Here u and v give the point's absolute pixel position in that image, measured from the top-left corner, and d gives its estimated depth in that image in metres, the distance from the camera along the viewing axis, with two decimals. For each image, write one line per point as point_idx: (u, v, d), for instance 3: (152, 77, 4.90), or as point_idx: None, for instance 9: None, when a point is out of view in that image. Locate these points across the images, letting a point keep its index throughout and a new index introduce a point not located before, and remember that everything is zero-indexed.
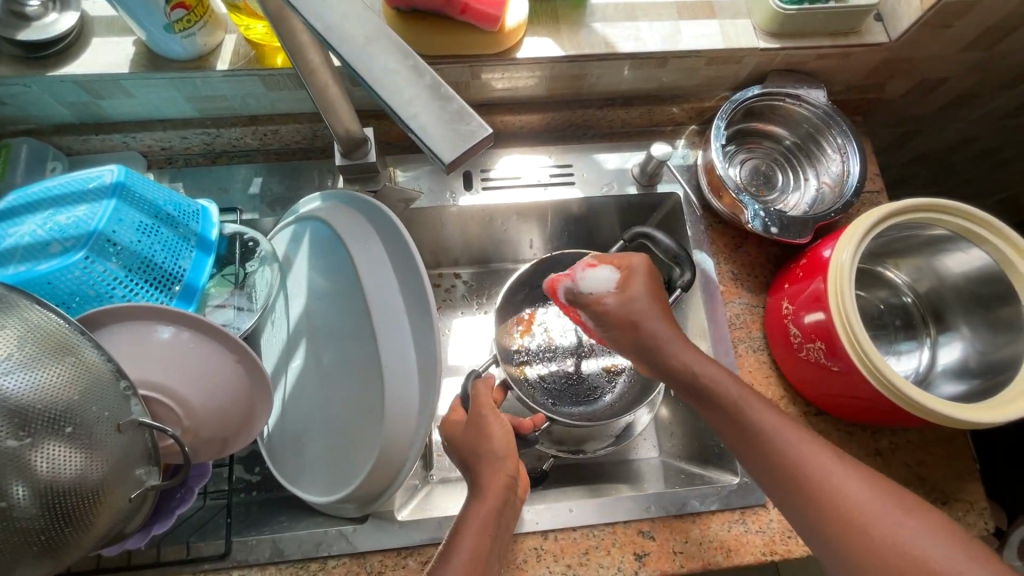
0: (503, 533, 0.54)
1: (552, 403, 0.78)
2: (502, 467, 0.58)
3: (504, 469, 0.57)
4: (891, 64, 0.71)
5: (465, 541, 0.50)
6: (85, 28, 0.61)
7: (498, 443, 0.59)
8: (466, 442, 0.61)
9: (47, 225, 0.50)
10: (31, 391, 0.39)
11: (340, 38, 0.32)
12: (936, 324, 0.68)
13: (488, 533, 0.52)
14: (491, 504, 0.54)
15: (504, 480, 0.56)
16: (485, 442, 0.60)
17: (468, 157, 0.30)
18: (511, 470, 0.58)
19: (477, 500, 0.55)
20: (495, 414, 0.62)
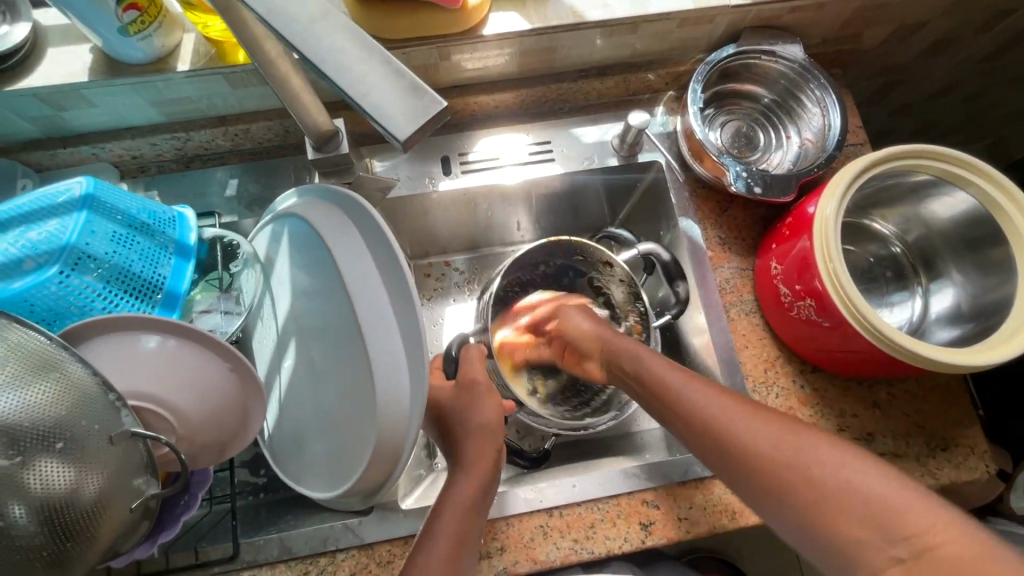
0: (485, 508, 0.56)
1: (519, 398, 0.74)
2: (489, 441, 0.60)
3: (490, 441, 0.60)
4: (866, 12, 0.69)
5: (446, 525, 0.51)
6: (40, 39, 0.59)
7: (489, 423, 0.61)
8: (447, 418, 0.62)
9: (18, 242, 0.50)
10: (18, 410, 0.39)
11: (286, 23, 0.31)
12: (926, 273, 0.67)
13: (471, 510, 0.53)
14: (477, 484, 0.55)
15: (493, 454, 0.59)
16: (474, 414, 0.61)
17: (427, 132, 0.29)
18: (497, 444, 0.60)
19: (468, 467, 0.57)
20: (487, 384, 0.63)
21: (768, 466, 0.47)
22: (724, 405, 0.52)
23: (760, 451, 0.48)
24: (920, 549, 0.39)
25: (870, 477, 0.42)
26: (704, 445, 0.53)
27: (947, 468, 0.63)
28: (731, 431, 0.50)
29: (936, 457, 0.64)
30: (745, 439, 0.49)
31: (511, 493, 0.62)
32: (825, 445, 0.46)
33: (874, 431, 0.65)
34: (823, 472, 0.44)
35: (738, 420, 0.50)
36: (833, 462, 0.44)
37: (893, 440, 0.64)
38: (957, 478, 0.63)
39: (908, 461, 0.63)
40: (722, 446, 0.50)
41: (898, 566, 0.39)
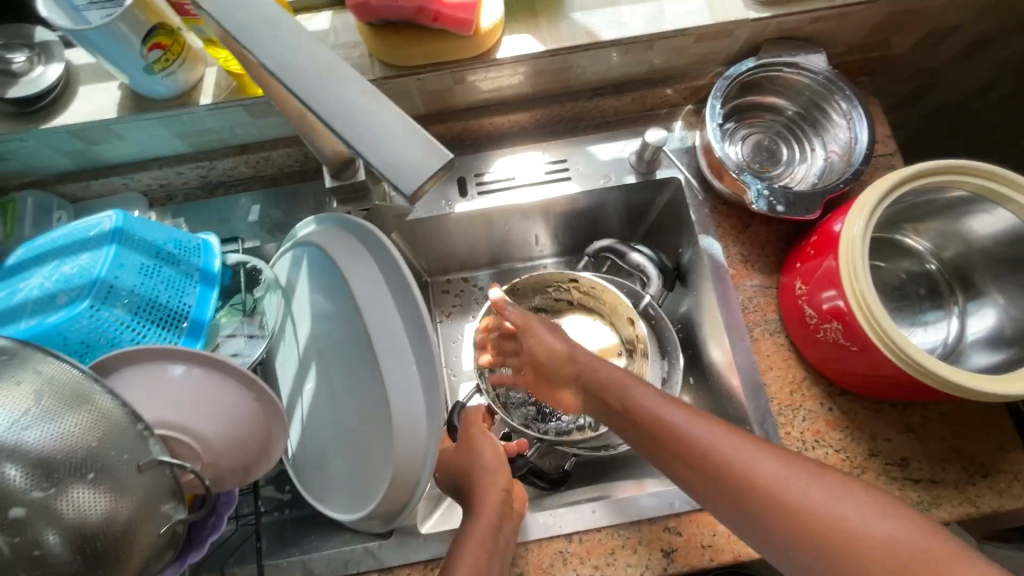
0: (503, 548, 0.56)
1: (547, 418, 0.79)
2: (495, 482, 0.60)
3: (496, 483, 0.60)
4: (893, 19, 0.67)
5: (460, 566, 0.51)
6: (72, 78, 0.62)
7: (485, 463, 0.62)
8: (453, 462, 0.64)
9: (53, 277, 0.52)
10: (53, 442, 0.40)
11: (297, 77, 0.31)
12: (963, 291, 0.64)
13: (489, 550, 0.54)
14: (491, 524, 0.56)
15: (500, 496, 0.58)
16: (476, 459, 0.63)
17: (433, 184, 0.29)
18: (502, 484, 0.60)
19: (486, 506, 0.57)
20: (484, 432, 0.66)
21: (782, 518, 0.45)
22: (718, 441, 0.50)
23: (773, 499, 0.46)
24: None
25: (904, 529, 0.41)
26: (707, 485, 0.50)
27: (989, 496, 0.60)
28: (747, 475, 0.47)
29: (977, 483, 0.61)
30: (767, 487, 0.46)
31: (530, 518, 0.62)
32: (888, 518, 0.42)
33: (907, 456, 0.62)
34: (825, 521, 0.43)
35: (740, 452, 0.49)
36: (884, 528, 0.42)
37: (929, 465, 0.62)
38: (1001, 507, 0.60)
39: (947, 489, 0.60)
40: (718, 489, 0.49)
41: None
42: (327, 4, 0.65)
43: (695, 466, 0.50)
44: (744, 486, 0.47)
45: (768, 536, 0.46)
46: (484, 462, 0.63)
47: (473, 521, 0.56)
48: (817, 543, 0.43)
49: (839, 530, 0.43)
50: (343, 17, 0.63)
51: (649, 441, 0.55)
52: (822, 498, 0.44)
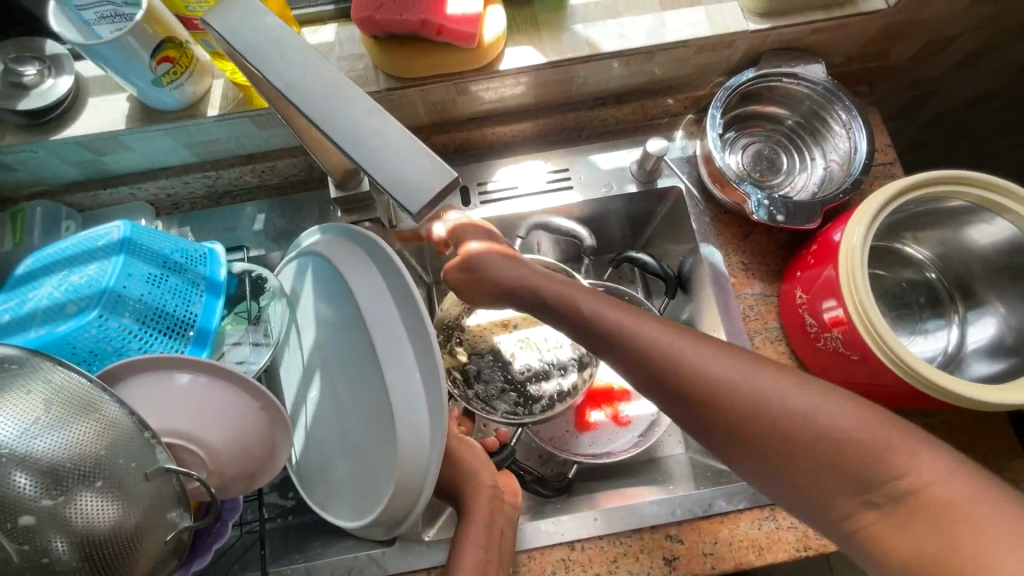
0: (501, 542, 0.58)
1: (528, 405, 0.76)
2: (481, 478, 0.62)
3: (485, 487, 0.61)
4: (892, 30, 0.68)
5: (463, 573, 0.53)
6: (82, 90, 0.63)
7: (469, 459, 0.64)
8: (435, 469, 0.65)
9: (62, 286, 0.53)
10: (61, 450, 0.41)
11: (304, 96, 0.32)
12: (963, 300, 0.65)
13: (486, 547, 0.56)
14: (484, 521, 0.58)
15: (488, 492, 0.61)
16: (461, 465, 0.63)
17: (439, 200, 0.30)
18: (490, 483, 0.62)
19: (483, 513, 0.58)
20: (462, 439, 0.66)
21: (752, 422, 0.45)
22: (689, 350, 0.48)
23: (731, 395, 0.45)
24: (906, 492, 0.40)
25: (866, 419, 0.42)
26: (673, 394, 0.48)
27: None
28: (701, 371, 0.46)
29: None
30: (723, 381, 0.46)
31: (533, 525, 0.62)
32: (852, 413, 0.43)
33: None
34: (791, 421, 0.43)
35: (697, 349, 0.48)
36: (847, 424, 0.42)
37: None
38: None
39: None
40: (686, 400, 0.47)
41: (875, 509, 0.41)
42: (332, 17, 0.65)
43: (646, 361, 0.49)
44: (700, 383, 0.46)
45: (722, 428, 0.46)
46: (466, 456, 0.65)
47: (467, 520, 0.58)
48: (783, 442, 0.44)
49: (806, 429, 0.43)
50: (348, 29, 0.64)
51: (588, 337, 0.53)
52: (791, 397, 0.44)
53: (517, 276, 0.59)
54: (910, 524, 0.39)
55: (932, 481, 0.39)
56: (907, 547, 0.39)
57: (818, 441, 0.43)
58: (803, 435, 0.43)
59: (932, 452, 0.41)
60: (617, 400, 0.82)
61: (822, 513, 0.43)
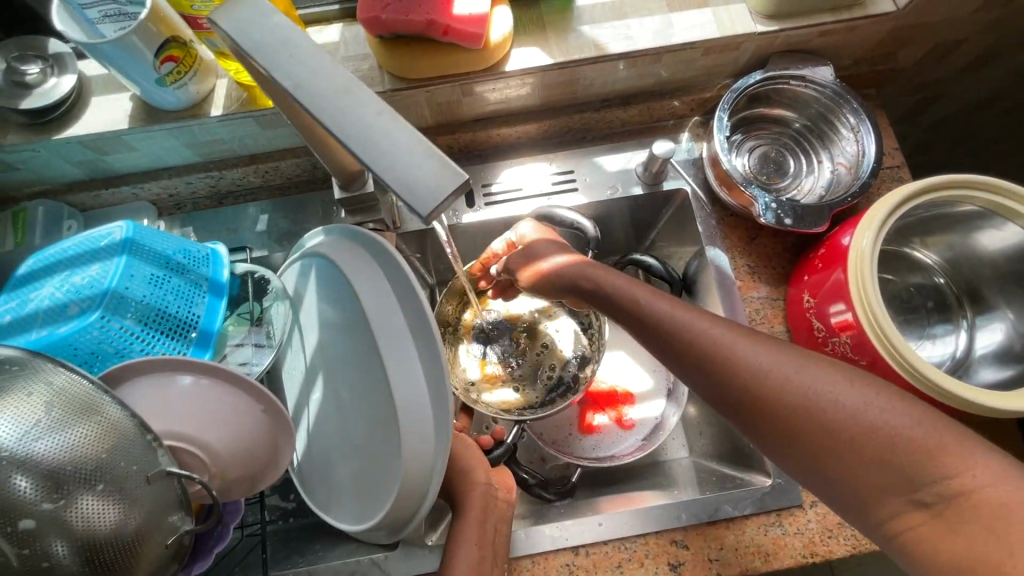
0: (494, 538, 0.58)
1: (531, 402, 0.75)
2: (473, 475, 0.62)
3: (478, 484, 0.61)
4: (900, 33, 0.67)
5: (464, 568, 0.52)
6: (84, 89, 0.62)
7: (462, 456, 0.63)
8: None
9: (63, 287, 0.53)
10: (62, 453, 0.40)
11: (313, 96, 0.32)
12: (972, 305, 0.64)
13: (480, 544, 0.56)
14: (477, 517, 0.57)
15: (481, 488, 0.60)
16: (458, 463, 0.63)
17: (450, 203, 0.29)
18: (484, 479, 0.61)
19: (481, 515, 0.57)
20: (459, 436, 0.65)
21: (788, 411, 0.43)
22: (727, 336, 0.49)
23: (757, 381, 0.46)
24: (953, 494, 0.37)
25: (917, 418, 0.40)
26: (710, 379, 0.48)
27: None
28: (729, 354, 0.48)
29: None
30: (747, 366, 0.46)
31: (537, 530, 0.62)
32: (886, 406, 0.41)
33: None
34: (831, 413, 0.42)
35: (726, 336, 0.49)
36: (893, 417, 0.40)
37: None
38: None
39: None
40: (722, 385, 0.48)
41: (924, 510, 0.38)
42: (337, 17, 0.65)
43: (683, 349, 0.51)
44: (725, 367, 0.47)
45: (753, 417, 0.46)
46: (460, 453, 0.64)
47: (470, 525, 0.57)
48: (820, 434, 0.42)
49: (845, 419, 0.41)
50: (353, 29, 0.64)
51: (640, 329, 0.55)
52: (832, 387, 0.43)
53: (576, 268, 0.62)
54: (960, 526, 0.36)
55: (986, 481, 0.36)
56: (956, 551, 0.36)
57: (854, 433, 0.41)
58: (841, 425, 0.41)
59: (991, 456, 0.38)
60: (620, 403, 0.82)
61: (863, 515, 0.41)
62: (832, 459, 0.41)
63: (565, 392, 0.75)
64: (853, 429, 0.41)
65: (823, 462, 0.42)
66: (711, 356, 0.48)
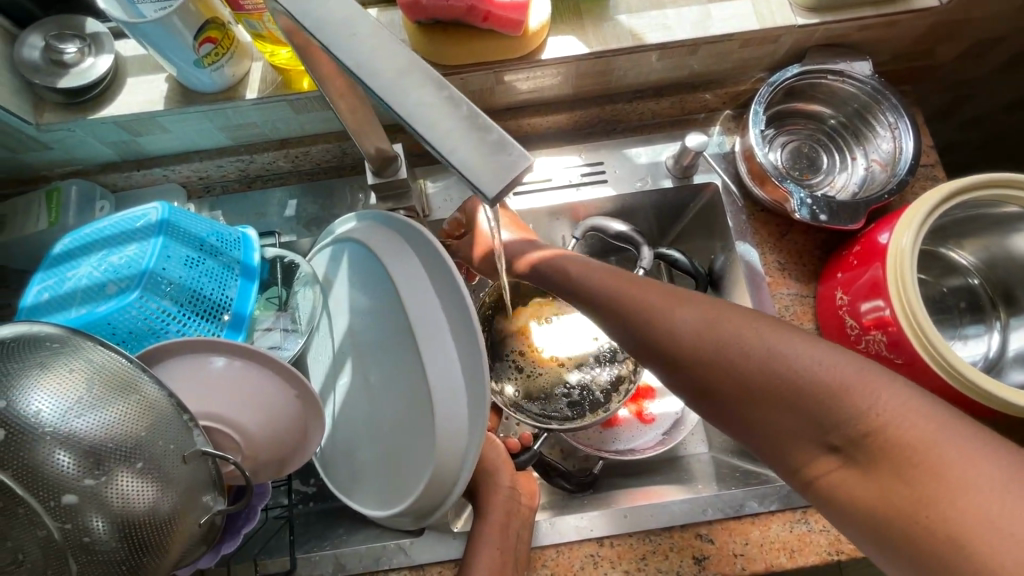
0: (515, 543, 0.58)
1: (559, 412, 0.75)
2: (498, 480, 0.64)
3: (501, 484, 0.64)
4: (941, 29, 0.66)
5: None
6: (120, 70, 0.62)
7: (492, 460, 0.66)
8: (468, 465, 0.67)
9: (101, 266, 0.53)
10: (102, 430, 0.40)
11: (374, 77, 0.32)
12: (1006, 307, 0.64)
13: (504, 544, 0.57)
14: (500, 520, 0.59)
15: (505, 493, 0.63)
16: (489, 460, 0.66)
17: (513, 187, 0.29)
18: (507, 483, 0.64)
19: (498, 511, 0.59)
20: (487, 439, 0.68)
21: (702, 360, 0.47)
22: (645, 296, 0.52)
23: (672, 333, 0.49)
24: (865, 436, 0.40)
25: (819, 360, 0.43)
26: (638, 341, 0.52)
27: None
28: (647, 310, 0.51)
29: None
30: (663, 317, 0.50)
31: (562, 520, 0.62)
32: (814, 355, 0.43)
33: None
34: (748, 360, 0.45)
35: (647, 292, 0.52)
36: (804, 369, 0.43)
37: None
38: None
39: None
40: (643, 335, 0.51)
41: (836, 455, 0.41)
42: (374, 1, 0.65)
43: (613, 309, 0.53)
44: (645, 321, 0.51)
45: (669, 364, 0.49)
46: (490, 457, 0.67)
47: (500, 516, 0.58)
48: (729, 384, 0.46)
49: (752, 370, 0.45)
50: (389, 14, 0.64)
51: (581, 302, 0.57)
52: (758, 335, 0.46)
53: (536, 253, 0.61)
54: (873, 472, 0.39)
55: (894, 420, 0.39)
56: (872, 496, 0.39)
57: (771, 380, 0.44)
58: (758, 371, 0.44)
59: (897, 391, 0.40)
60: (642, 397, 0.82)
61: (784, 461, 0.44)
62: (746, 404, 0.45)
63: (594, 406, 0.75)
64: (765, 375, 0.44)
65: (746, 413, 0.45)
66: (632, 312, 0.52)
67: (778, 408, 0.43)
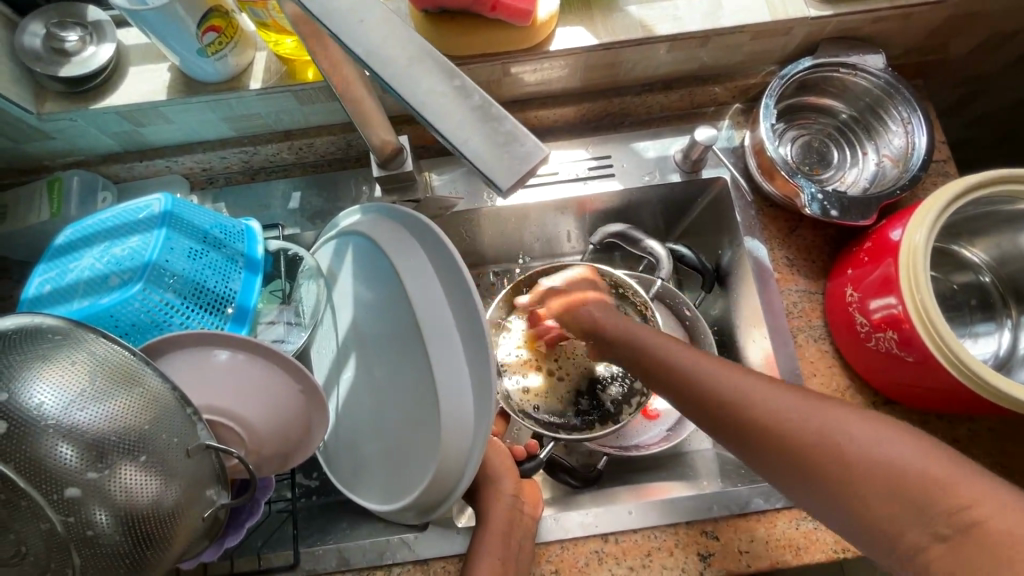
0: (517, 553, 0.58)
1: (569, 420, 0.75)
2: (499, 487, 0.63)
3: (503, 491, 0.62)
4: (956, 21, 0.65)
5: None
6: (122, 59, 0.61)
7: (494, 467, 0.65)
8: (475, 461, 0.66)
9: (104, 258, 0.53)
10: (104, 422, 0.40)
11: (384, 66, 0.31)
12: (1017, 304, 0.63)
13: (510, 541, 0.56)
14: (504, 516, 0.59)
15: (506, 502, 0.61)
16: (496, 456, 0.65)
17: (527, 179, 0.28)
18: (510, 490, 0.63)
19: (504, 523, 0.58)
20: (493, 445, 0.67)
21: (775, 440, 0.47)
22: (699, 373, 0.54)
23: (742, 412, 0.50)
24: (966, 523, 0.37)
25: (896, 444, 0.42)
26: (677, 398, 0.57)
27: None
28: (711, 390, 0.53)
29: None
30: (729, 398, 0.51)
31: (567, 515, 0.62)
32: (891, 437, 0.43)
33: None
34: (825, 440, 0.44)
35: (713, 372, 0.54)
36: (843, 428, 0.44)
37: None
38: None
39: None
40: (715, 418, 0.52)
41: (941, 543, 0.38)
42: None
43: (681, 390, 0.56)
44: (714, 404, 0.52)
45: (743, 444, 0.50)
46: (493, 464, 0.66)
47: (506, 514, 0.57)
48: (805, 465, 0.45)
49: (823, 450, 0.44)
50: (395, 3, 0.63)
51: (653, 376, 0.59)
52: (830, 416, 0.46)
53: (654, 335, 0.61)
54: (971, 555, 0.37)
55: (983, 501, 0.37)
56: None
57: (855, 463, 0.43)
58: (837, 451, 0.44)
59: (984, 479, 0.39)
60: None
61: (888, 550, 0.41)
62: (832, 489, 0.43)
63: (603, 418, 0.75)
64: (846, 457, 0.43)
65: (777, 463, 0.47)
66: (700, 393, 0.54)
67: (862, 495, 0.42)
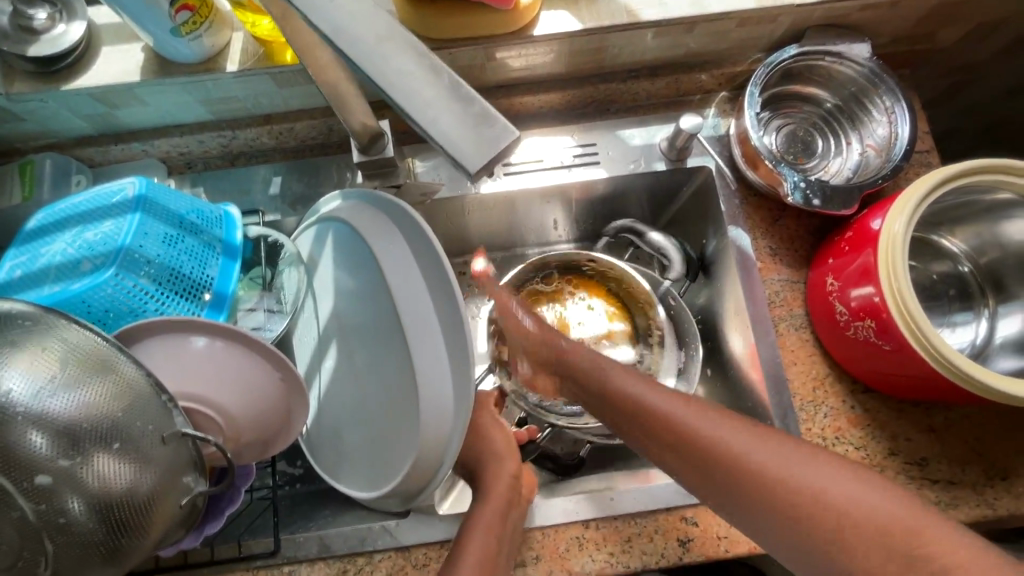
0: (511, 532, 0.58)
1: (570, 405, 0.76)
2: (505, 466, 0.62)
3: (505, 468, 0.62)
4: (942, 10, 0.65)
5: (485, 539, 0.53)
6: (94, 39, 0.60)
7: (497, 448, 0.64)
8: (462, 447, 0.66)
9: (76, 243, 0.52)
10: (76, 410, 0.39)
11: (352, 44, 0.30)
12: (995, 294, 0.63)
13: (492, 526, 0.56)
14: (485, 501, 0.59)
15: (508, 480, 0.60)
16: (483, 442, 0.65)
17: (497, 161, 0.28)
18: (512, 470, 0.62)
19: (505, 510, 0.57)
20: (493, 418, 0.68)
21: (737, 479, 0.46)
22: (657, 406, 0.52)
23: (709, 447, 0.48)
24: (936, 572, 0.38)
25: (860, 495, 0.42)
26: (637, 440, 0.54)
27: (1006, 499, 0.59)
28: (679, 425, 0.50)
29: (995, 486, 0.60)
30: (691, 430, 0.49)
31: (548, 502, 0.62)
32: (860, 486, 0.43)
33: (929, 455, 0.61)
34: (797, 490, 0.44)
35: (676, 408, 0.52)
36: (807, 482, 0.44)
37: (948, 467, 0.61)
38: (1017, 510, 0.59)
39: (963, 490, 0.60)
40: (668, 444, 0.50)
41: None
42: None
43: (633, 418, 0.53)
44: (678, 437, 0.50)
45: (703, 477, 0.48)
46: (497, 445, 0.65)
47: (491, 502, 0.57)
48: (767, 510, 0.44)
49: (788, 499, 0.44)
50: None
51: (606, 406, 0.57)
52: (790, 465, 0.45)
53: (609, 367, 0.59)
54: None
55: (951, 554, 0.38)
56: None
57: (820, 515, 0.42)
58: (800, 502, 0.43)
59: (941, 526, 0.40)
60: None
61: None
62: (797, 537, 0.43)
63: None
64: (814, 510, 0.43)
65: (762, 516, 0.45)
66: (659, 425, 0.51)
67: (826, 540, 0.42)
